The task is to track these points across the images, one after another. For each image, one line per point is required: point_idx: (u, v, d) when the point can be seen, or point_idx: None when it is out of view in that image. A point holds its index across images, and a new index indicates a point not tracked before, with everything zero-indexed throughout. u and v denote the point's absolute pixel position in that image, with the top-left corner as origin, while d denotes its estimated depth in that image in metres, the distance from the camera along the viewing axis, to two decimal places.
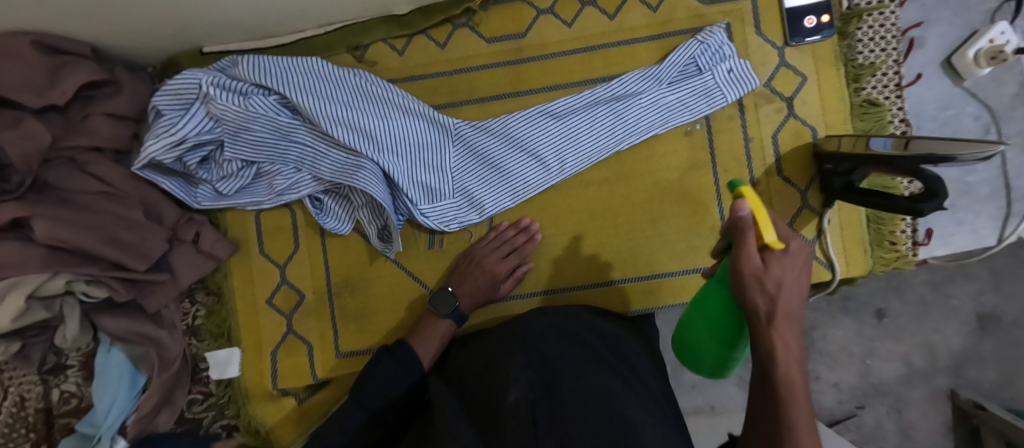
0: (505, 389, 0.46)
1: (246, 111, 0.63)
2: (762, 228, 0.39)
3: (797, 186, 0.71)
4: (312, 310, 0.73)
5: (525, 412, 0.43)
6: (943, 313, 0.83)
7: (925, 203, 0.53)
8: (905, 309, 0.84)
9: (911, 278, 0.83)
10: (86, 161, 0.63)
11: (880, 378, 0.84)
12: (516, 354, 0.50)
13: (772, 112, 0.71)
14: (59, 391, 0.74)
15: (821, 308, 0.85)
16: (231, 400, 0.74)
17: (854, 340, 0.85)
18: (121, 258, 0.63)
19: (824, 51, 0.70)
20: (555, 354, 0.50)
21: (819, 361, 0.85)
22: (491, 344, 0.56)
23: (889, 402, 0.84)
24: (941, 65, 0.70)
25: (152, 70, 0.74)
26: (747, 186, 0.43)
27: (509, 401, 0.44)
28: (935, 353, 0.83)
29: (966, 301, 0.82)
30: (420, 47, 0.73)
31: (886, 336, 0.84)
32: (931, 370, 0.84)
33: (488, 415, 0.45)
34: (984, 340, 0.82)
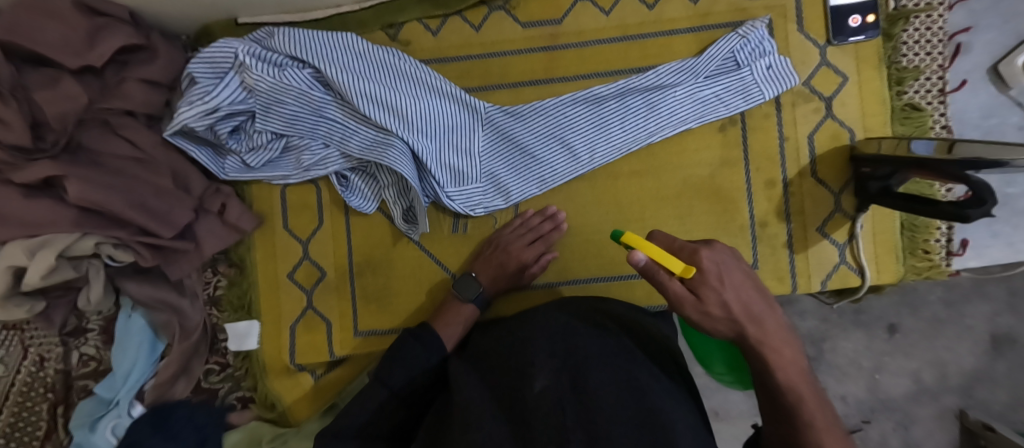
0: (530, 378, 0.43)
1: (280, 83, 0.63)
2: (667, 265, 0.41)
3: (830, 188, 0.69)
4: (333, 287, 0.73)
5: (554, 399, 0.40)
6: (957, 331, 0.81)
7: (970, 209, 0.51)
8: (918, 324, 0.82)
9: (925, 294, 0.81)
10: (120, 125, 0.64)
11: (888, 394, 0.83)
12: (540, 344, 0.48)
13: (810, 112, 0.69)
14: (79, 353, 0.74)
15: (833, 320, 0.83)
16: (247, 372, 0.74)
17: (863, 354, 0.83)
18: (151, 225, 0.64)
19: (867, 52, 0.68)
20: (581, 346, 0.48)
21: (827, 371, 0.83)
22: (506, 327, 0.56)
23: (897, 417, 0.83)
24: (987, 72, 0.68)
25: (186, 38, 0.73)
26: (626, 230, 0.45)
27: (535, 390, 0.41)
28: (945, 371, 0.81)
29: (980, 321, 0.81)
30: (456, 29, 0.72)
31: (897, 351, 0.82)
32: (941, 388, 0.82)
33: (515, 401, 0.42)
34: (997, 361, 0.80)
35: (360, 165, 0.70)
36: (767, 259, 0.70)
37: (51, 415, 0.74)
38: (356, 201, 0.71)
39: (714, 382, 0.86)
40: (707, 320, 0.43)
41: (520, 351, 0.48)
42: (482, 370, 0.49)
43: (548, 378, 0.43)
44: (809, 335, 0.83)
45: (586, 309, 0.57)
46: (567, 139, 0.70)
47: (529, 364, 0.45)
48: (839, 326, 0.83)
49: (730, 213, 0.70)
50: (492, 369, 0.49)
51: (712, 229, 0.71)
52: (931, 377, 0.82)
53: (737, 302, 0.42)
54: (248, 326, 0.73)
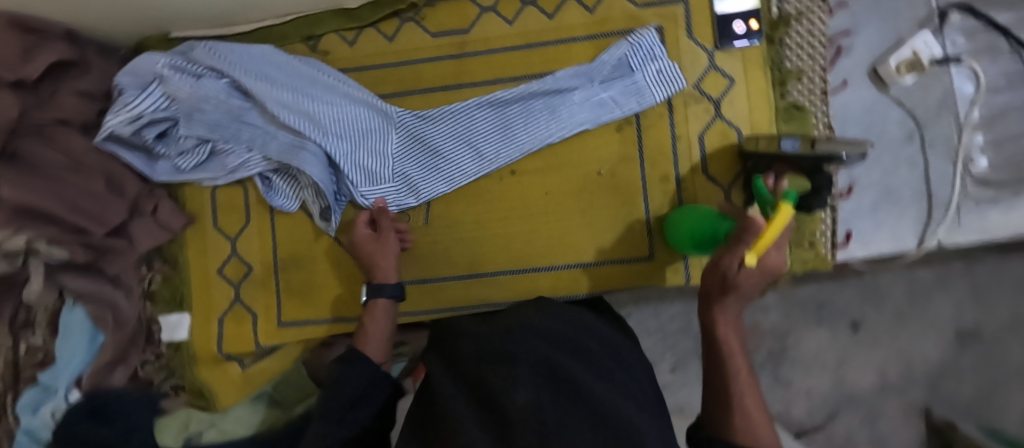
0: (511, 391, 0.41)
1: (198, 92, 0.68)
2: (757, 247, 0.46)
3: (719, 183, 0.73)
4: (259, 281, 0.78)
5: (531, 418, 0.38)
6: (921, 326, 0.90)
7: (812, 200, 0.60)
8: (881, 319, 0.91)
9: (891, 289, 0.90)
10: (55, 134, 0.69)
11: (854, 388, 0.92)
12: (526, 358, 0.46)
13: (701, 112, 0.73)
14: (25, 345, 0.79)
15: (796, 314, 0.94)
16: (179, 362, 0.79)
17: (828, 350, 0.93)
18: (83, 223, 0.70)
19: (753, 55, 0.73)
20: (563, 364, 0.45)
21: (791, 368, 0.94)
22: (492, 331, 0.55)
23: (862, 412, 0.92)
24: (868, 74, 0.72)
25: (125, 52, 0.80)
26: (790, 204, 0.47)
27: (517, 404, 0.39)
28: (911, 365, 0.90)
29: (946, 316, 0.89)
30: (371, 40, 0.78)
31: (862, 346, 0.92)
32: (908, 384, 0.91)
33: (492, 412, 0.41)
34: (962, 354, 0.89)
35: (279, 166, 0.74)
36: (662, 250, 0.74)
37: None
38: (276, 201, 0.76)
39: (679, 378, 0.93)
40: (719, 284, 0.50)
41: (507, 355, 0.48)
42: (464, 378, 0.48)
43: (531, 391, 0.41)
44: (773, 330, 0.94)
45: (568, 326, 0.55)
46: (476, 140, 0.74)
47: (511, 377, 0.43)
48: (801, 322, 0.93)
49: (628, 208, 0.74)
50: (464, 370, 0.48)
51: (611, 222, 0.75)
52: (896, 372, 0.91)
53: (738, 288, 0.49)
54: (178, 319, 0.78)
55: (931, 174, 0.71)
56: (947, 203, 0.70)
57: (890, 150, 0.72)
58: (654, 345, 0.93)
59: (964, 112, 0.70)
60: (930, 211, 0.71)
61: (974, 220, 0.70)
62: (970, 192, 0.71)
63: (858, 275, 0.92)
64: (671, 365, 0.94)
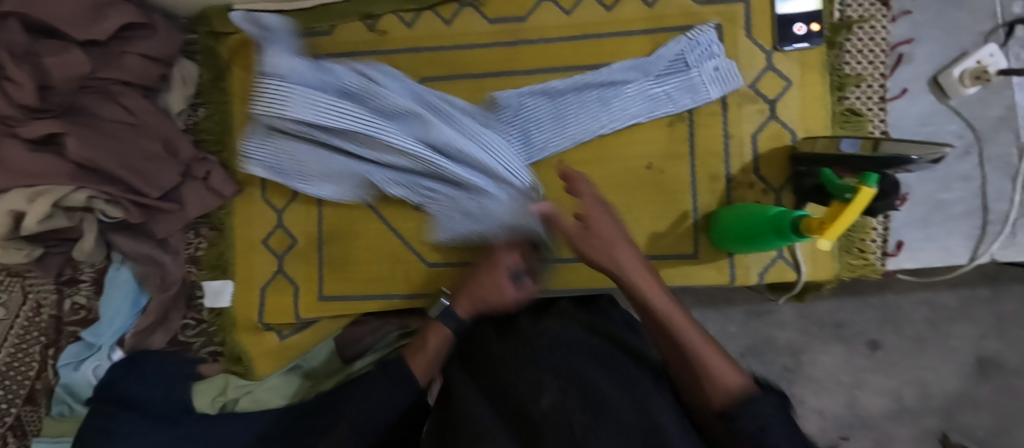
0: (537, 396, 0.42)
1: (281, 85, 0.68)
2: (833, 232, 0.48)
3: (770, 185, 0.73)
4: (301, 253, 0.79)
5: (560, 421, 0.39)
6: (941, 352, 0.89)
7: (877, 201, 0.54)
8: (902, 344, 0.90)
9: (910, 313, 0.89)
10: (120, 93, 0.71)
11: (867, 411, 0.91)
12: (548, 360, 0.46)
13: (755, 112, 0.73)
14: (71, 301, 0.81)
15: (813, 333, 0.92)
16: (219, 328, 0.80)
17: (843, 370, 0.91)
18: (138, 184, 0.71)
19: (811, 58, 0.72)
20: (590, 369, 0.45)
21: (804, 385, 0.92)
22: (514, 335, 0.55)
23: (874, 435, 0.91)
24: (928, 82, 0.71)
25: (186, 21, 0.81)
26: (870, 189, 0.47)
27: (542, 408, 0.40)
28: (928, 392, 0.89)
29: (966, 343, 0.88)
30: (427, 22, 0.78)
31: (879, 367, 0.90)
32: (922, 409, 0.90)
33: (522, 417, 0.41)
34: (982, 384, 0.88)
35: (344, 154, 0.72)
36: (708, 249, 0.73)
37: (43, 356, 0.81)
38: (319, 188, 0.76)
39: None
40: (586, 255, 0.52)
41: (527, 357, 0.48)
42: (485, 383, 0.49)
43: (556, 395, 0.41)
44: (788, 346, 0.92)
45: (594, 334, 0.54)
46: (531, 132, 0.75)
47: (536, 382, 0.43)
48: (819, 339, 0.91)
49: (674, 204, 0.74)
50: (491, 377, 0.49)
51: (654, 217, 0.74)
52: (913, 396, 0.89)
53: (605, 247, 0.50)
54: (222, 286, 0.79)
55: (988, 190, 0.70)
56: (1002, 218, 0.70)
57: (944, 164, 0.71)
58: None
59: None
60: (984, 228, 0.70)
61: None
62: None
63: (880, 293, 0.90)
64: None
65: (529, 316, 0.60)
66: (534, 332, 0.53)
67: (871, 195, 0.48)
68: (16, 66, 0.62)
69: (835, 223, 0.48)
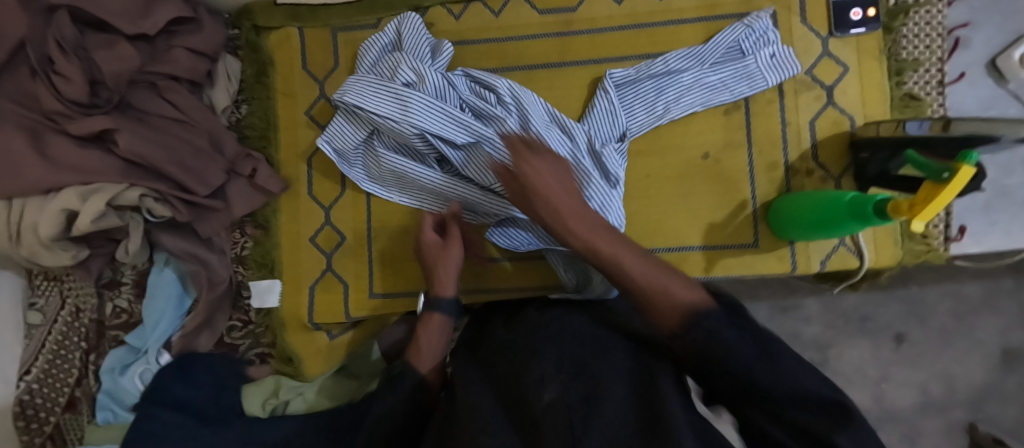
0: (539, 389, 0.38)
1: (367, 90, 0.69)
2: (925, 213, 0.48)
3: (830, 172, 0.72)
4: (351, 250, 0.77)
5: (561, 417, 0.34)
6: (967, 344, 0.88)
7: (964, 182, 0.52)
8: (926, 336, 0.89)
9: (933, 305, 0.89)
10: (167, 88, 0.70)
11: (894, 406, 0.90)
12: (550, 354, 0.42)
13: (811, 99, 0.72)
14: (112, 305, 0.80)
15: (840, 327, 0.91)
16: (267, 328, 0.78)
17: (870, 364, 0.91)
18: (186, 180, 0.69)
19: (868, 44, 0.71)
20: (595, 362, 0.41)
21: (831, 379, 0.91)
22: (520, 330, 0.51)
23: (903, 428, 0.90)
24: (985, 66, 0.71)
25: (228, 16, 0.80)
26: (969, 168, 0.46)
27: (544, 402, 0.36)
28: (954, 385, 0.89)
29: (992, 335, 0.88)
30: (476, 14, 0.77)
31: (904, 361, 0.90)
32: (948, 401, 0.89)
33: (522, 412, 0.38)
34: (1008, 376, 0.87)
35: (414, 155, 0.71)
36: (768, 238, 0.72)
37: (83, 363, 0.77)
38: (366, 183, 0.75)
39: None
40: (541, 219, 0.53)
41: (531, 351, 0.44)
42: (488, 380, 0.45)
43: (558, 391, 0.37)
44: (815, 341, 0.92)
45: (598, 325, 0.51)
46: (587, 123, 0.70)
47: (538, 375, 0.39)
48: (845, 333, 0.91)
49: (733, 194, 0.73)
50: (496, 368, 0.46)
51: (712, 207, 0.73)
52: (939, 389, 0.89)
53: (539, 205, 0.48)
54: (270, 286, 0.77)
55: None
56: None
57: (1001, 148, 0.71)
58: None
59: None
60: None
61: None
62: None
63: (904, 287, 0.90)
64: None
65: (534, 313, 0.56)
66: (539, 327, 0.50)
67: (971, 173, 0.46)
68: (64, 61, 0.61)
69: (931, 203, 0.47)
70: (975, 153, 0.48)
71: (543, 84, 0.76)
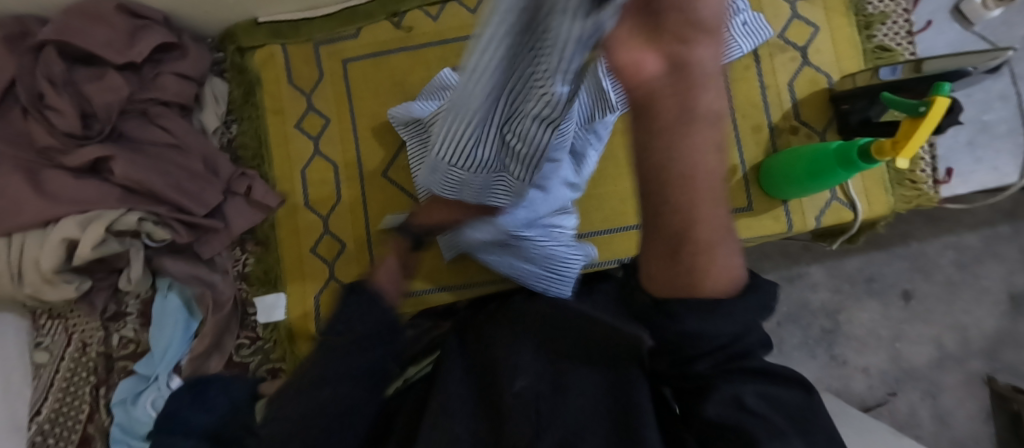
0: (512, 376, 0.42)
1: None
2: (909, 148, 0.49)
3: (814, 128, 0.73)
4: (353, 256, 0.78)
5: (528, 406, 0.40)
6: (974, 293, 0.90)
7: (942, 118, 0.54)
8: (932, 290, 0.91)
9: (937, 259, 0.90)
10: (158, 115, 0.71)
11: (911, 364, 0.90)
12: (529, 343, 0.46)
13: (787, 61, 0.74)
14: (119, 336, 0.79)
15: (845, 291, 0.92)
16: (276, 343, 0.78)
17: (881, 324, 0.91)
18: (185, 202, 0.70)
19: (834, 2, 0.74)
20: (575, 359, 0.43)
21: (845, 344, 0.91)
22: (505, 316, 0.54)
23: (924, 386, 0.89)
24: (951, 12, 0.73)
25: (212, 41, 0.82)
26: (944, 98, 0.48)
27: (512, 391, 0.41)
28: (967, 335, 0.90)
29: (997, 281, 0.89)
30: (453, 14, 0.79)
31: (914, 317, 0.91)
32: (965, 354, 0.90)
33: (493, 399, 0.42)
34: (1018, 320, 0.88)
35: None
36: (760, 199, 0.73)
37: (94, 398, 0.78)
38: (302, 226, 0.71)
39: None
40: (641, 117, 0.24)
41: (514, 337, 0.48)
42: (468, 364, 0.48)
43: (528, 380, 0.42)
44: (823, 307, 0.92)
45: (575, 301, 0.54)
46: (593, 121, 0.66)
47: (514, 362, 0.44)
48: (852, 296, 0.91)
49: None
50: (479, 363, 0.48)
51: None
52: (953, 342, 0.89)
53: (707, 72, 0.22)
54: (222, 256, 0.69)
55: None
56: None
57: (981, 86, 0.72)
58: None
59: None
60: None
61: None
62: None
63: (904, 244, 0.91)
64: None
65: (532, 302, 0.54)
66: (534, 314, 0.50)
67: (945, 105, 0.48)
68: (56, 95, 0.63)
69: (911, 138, 0.49)
70: (947, 85, 0.49)
71: None
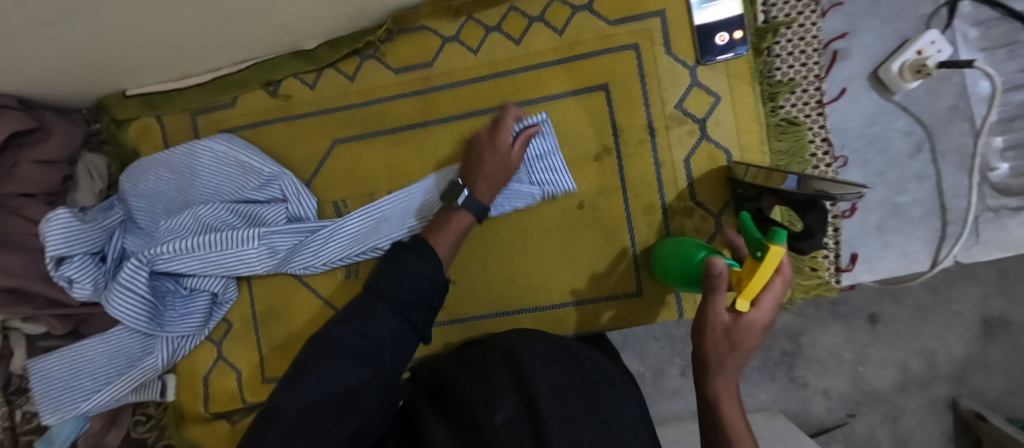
0: (491, 410, 0.43)
1: (198, 220, 0.71)
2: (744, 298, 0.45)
3: (710, 209, 0.68)
4: (239, 336, 0.78)
5: (513, 436, 0.41)
6: (944, 317, 0.78)
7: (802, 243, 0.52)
8: (902, 313, 0.79)
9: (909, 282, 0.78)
10: (19, 205, 0.69)
11: (873, 386, 0.81)
12: (503, 370, 0.48)
13: (684, 134, 0.68)
14: (23, 411, 0.79)
15: (809, 314, 0.81)
16: (166, 422, 0.80)
17: (844, 347, 0.81)
18: (54, 295, 0.71)
19: (738, 69, 0.66)
20: (539, 373, 0.46)
21: (805, 367, 0.82)
22: (472, 348, 0.56)
23: (884, 409, 0.81)
24: (868, 79, 0.66)
25: (87, 111, 0.79)
26: (778, 250, 0.43)
27: (495, 423, 0.41)
28: (934, 360, 0.79)
29: (969, 305, 0.78)
30: (331, 80, 0.74)
31: (880, 342, 0.80)
32: (930, 377, 0.79)
33: (471, 433, 0.42)
34: (990, 346, 0.77)
35: (141, 232, 0.75)
36: (651, 285, 0.70)
37: None
38: (155, 359, 0.73)
39: (689, 382, 0.85)
40: (720, 336, 0.46)
41: (484, 367, 0.50)
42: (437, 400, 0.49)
43: (508, 412, 0.43)
44: (786, 330, 0.82)
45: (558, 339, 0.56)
46: (220, 183, 0.72)
47: (491, 396, 0.45)
48: (815, 319, 0.81)
49: (612, 241, 0.70)
50: (451, 394, 0.49)
51: (594, 258, 0.70)
52: (919, 366, 0.79)
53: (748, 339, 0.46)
54: (113, 330, 0.73)
55: (944, 187, 0.66)
56: (963, 217, 0.65)
57: (898, 164, 0.66)
58: (659, 350, 0.85)
59: (979, 113, 0.64)
60: (944, 230, 0.66)
61: (994, 236, 0.65)
62: (988, 201, 0.66)
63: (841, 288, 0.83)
64: (680, 370, 0.86)
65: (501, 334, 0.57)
66: (490, 350, 0.53)
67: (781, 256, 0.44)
68: None
69: (748, 290, 0.45)
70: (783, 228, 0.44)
71: (407, 146, 0.73)
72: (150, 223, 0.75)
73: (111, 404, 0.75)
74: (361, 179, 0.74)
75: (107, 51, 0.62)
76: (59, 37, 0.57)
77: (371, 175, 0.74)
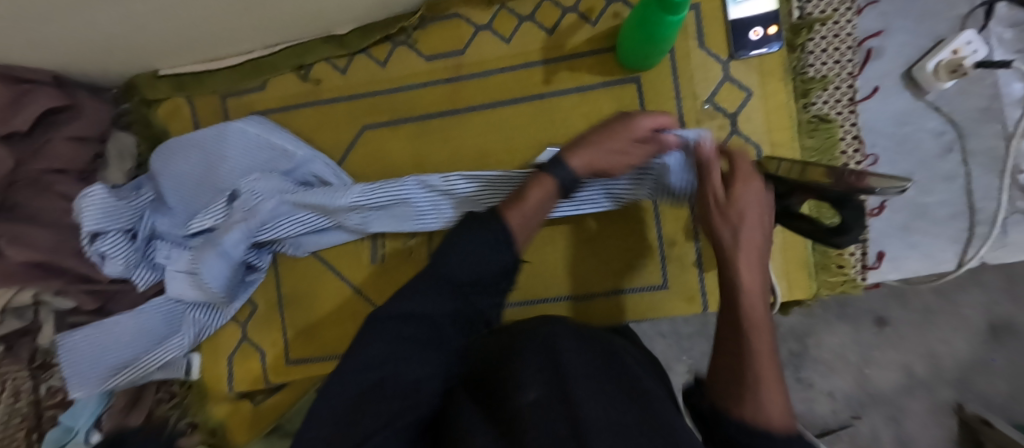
0: (521, 389, 0.37)
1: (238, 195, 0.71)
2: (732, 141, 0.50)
3: None
4: (263, 318, 0.79)
5: (548, 415, 0.34)
6: (951, 322, 0.77)
7: (837, 237, 0.53)
8: (909, 317, 0.78)
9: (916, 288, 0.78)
10: (51, 182, 0.70)
11: (877, 388, 0.79)
12: (529, 349, 0.41)
13: (714, 128, 0.68)
14: (47, 385, 0.78)
15: (818, 314, 0.80)
16: (191, 400, 0.80)
17: (850, 348, 0.79)
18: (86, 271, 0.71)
19: (771, 65, 0.66)
20: (571, 354, 0.39)
21: (812, 368, 0.80)
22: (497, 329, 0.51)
23: (889, 411, 0.79)
24: (901, 78, 0.66)
25: (116, 91, 0.80)
26: None
27: (527, 403, 0.35)
28: (939, 364, 0.77)
29: (977, 310, 0.77)
30: (362, 66, 0.74)
31: (886, 343, 0.79)
32: (935, 381, 0.78)
33: (504, 415, 0.36)
34: (996, 353, 0.76)
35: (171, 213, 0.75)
36: (677, 278, 0.70)
37: None
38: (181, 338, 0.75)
39: (697, 383, 0.81)
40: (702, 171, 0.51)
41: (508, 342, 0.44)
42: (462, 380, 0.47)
43: (540, 389, 0.36)
44: (792, 332, 0.81)
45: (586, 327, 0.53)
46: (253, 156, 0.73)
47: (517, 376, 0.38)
48: (821, 320, 0.80)
49: (638, 235, 0.70)
50: (486, 371, 0.42)
51: (621, 252, 0.71)
52: (924, 369, 0.78)
53: (744, 175, 0.48)
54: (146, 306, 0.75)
55: (973, 190, 0.66)
56: (991, 218, 0.65)
57: (926, 165, 0.67)
58: (666, 348, 0.82)
59: (1010, 112, 0.65)
60: (972, 230, 0.66)
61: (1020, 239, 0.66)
62: (1016, 203, 0.66)
63: None
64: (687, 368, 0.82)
65: (526, 321, 0.50)
66: (513, 330, 0.47)
67: None
68: None
69: None
70: None
71: (435, 134, 0.73)
72: (178, 203, 0.75)
73: (134, 382, 0.75)
74: (388, 165, 0.74)
75: (147, 31, 0.63)
76: (103, 18, 0.57)
77: (397, 162, 0.74)
